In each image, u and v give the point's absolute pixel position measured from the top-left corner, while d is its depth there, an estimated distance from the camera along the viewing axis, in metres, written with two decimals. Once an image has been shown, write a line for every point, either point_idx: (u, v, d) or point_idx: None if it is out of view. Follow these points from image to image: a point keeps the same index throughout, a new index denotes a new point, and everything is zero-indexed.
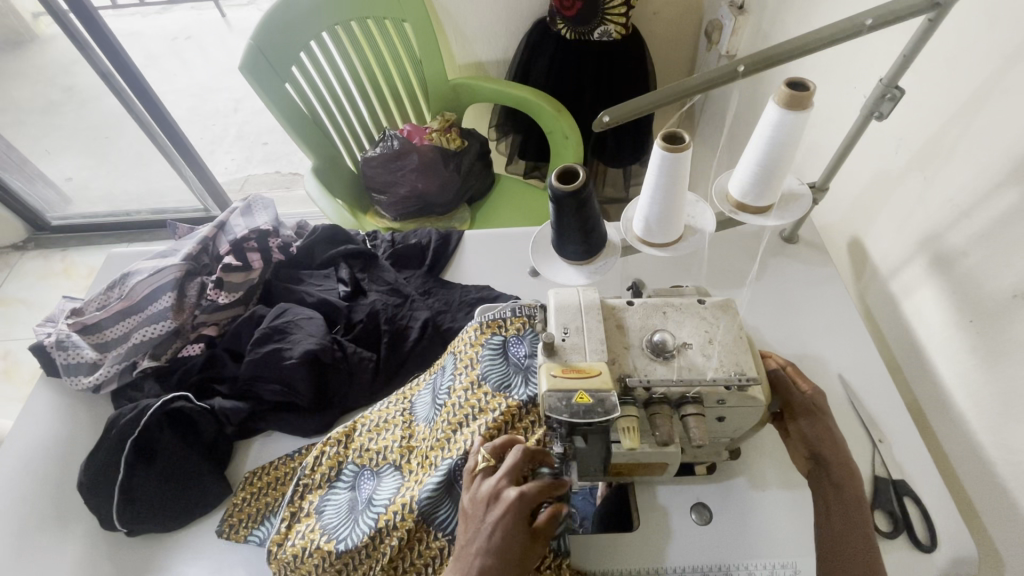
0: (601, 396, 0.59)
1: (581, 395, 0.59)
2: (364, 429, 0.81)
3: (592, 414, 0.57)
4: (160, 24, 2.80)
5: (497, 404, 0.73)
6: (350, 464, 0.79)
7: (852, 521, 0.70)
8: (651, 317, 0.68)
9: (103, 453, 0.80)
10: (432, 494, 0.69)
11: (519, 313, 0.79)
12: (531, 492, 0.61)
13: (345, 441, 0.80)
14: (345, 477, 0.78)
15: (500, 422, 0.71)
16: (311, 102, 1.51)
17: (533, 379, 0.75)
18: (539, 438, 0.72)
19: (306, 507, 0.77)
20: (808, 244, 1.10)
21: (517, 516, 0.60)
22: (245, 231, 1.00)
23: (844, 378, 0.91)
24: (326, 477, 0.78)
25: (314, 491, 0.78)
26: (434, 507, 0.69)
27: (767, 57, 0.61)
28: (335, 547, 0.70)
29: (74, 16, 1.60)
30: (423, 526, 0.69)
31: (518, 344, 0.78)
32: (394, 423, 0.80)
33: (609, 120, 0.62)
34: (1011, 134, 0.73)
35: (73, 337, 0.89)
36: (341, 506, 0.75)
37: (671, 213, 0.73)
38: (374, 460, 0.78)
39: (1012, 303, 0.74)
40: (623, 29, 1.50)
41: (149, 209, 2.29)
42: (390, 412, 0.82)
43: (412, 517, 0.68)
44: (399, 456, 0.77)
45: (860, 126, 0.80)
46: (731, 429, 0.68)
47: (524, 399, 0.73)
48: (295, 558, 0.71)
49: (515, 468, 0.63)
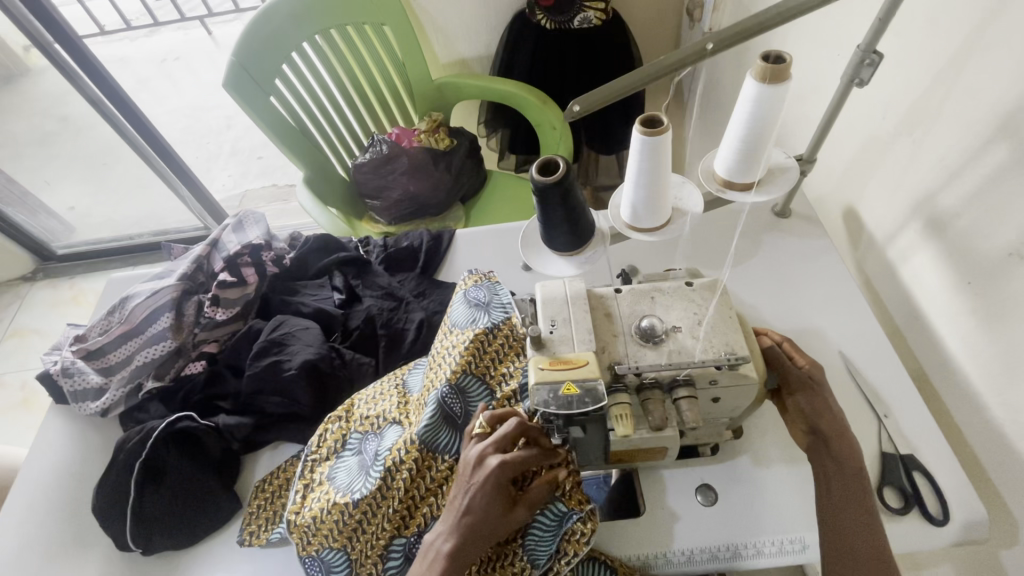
0: (589, 386, 0.57)
1: (568, 386, 0.57)
2: (363, 401, 0.79)
3: (580, 405, 0.56)
4: (148, 49, 2.91)
5: (466, 335, 0.75)
6: (354, 432, 0.76)
7: (849, 493, 0.70)
8: (639, 303, 0.66)
9: (113, 477, 0.80)
10: (429, 422, 0.69)
11: (474, 272, 0.85)
12: (512, 461, 0.62)
13: (346, 415, 0.78)
14: (350, 445, 0.75)
15: (471, 349, 0.74)
16: (297, 112, 1.51)
17: (494, 311, 0.78)
18: (523, 369, 0.74)
19: (318, 477, 0.73)
20: (803, 217, 1.08)
21: (497, 482, 0.61)
22: (237, 246, 1.00)
23: (845, 352, 0.89)
24: (332, 449, 0.75)
25: (324, 463, 0.75)
26: (434, 434, 0.69)
27: (734, 34, 0.61)
28: (350, 498, 0.67)
29: (59, 47, 1.64)
30: (428, 455, 0.69)
31: (476, 291, 0.82)
32: (389, 394, 0.79)
33: (579, 110, 0.61)
34: (996, 89, 0.72)
35: (78, 363, 0.89)
36: (351, 467, 0.72)
37: (655, 200, 0.76)
38: (377, 424, 0.76)
39: (1007, 261, 0.74)
40: (602, 15, 1.49)
41: (150, 231, 2.32)
42: (385, 386, 0.80)
43: (416, 447, 0.68)
44: (399, 413, 0.75)
45: (842, 94, 0.79)
46: (730, 407, 0.67)
47: (489, 325, 0.76)
48: (313, 520, 0.68)
49: (506, 438, 0.64)
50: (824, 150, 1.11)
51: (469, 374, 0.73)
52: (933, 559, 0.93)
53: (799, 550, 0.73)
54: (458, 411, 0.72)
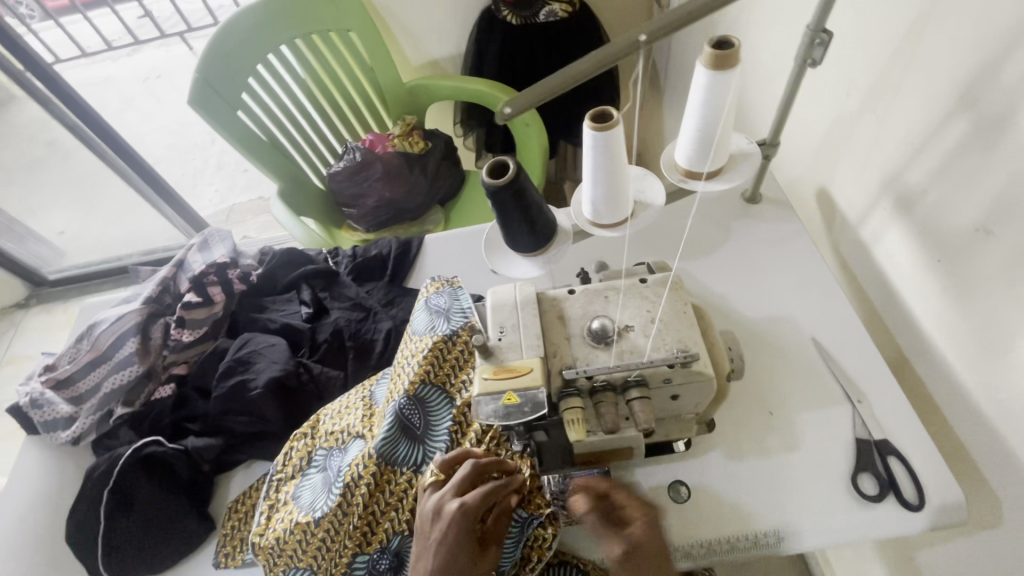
0: (530, 393, 0.56)
1: (510, 396, 0.57)
2: (329, 416, 0.78)
3: (519, 415, 0.55)
4: (131, 67, 2.92)
5: (425, 343, 0.75)
6: (319, 449, 0.75)
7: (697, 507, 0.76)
8: (591, 303, 0.65)
9: (85, 505, 0.79)
10: (387, 434, 0.68)
11: (437, 278, 0.84)
12: (473, 502, 0.60)
13: (312, 431, 0.77)
14: (315, 462, 0.75)
15: (430, 357, 0.73)
16: (266, 125, 1.50)
17: (454, 317, 0.78)
18: (472, 376, 0.72)
19: (283, 497, 0.73)
20: (773, 201, 1.06)
21: (461, 529, 0.59)
22: (202, 266, 1.00)
23: (817, 337, 0.87)
24: (297, 467, 0.74)
25: (289, 482, 0.74)
26: (392, 446, 0.68)
27: (666, 23, 0.59)
28: (312, 517, 0.67)
29: (30, 74, 1.63)
30: (387, 468, 0.68)
31: (437, 298, 0.81)
32: (354, 407, 0.77)
33: (512, 112, 0.63)
34: (953, 61, 0.70)
35: (47, 395, 0.88)
36: (315, 486, 0.72)
37: (614, 195, 0.75)
38: (341, 439, 0.75)
39: (975, 237, 0.72)
40: (567, 7, 1.49)
41: (138, 251, 2.31)
42: (351, 399, 0.79)
43: (373, 461, 0.67)
44: (362, 426, 0.74)
45: (796, 76, 0.77)
46: (691, 404, 0.66)
47: (448, 332, 0.75)
48: (277, 541, 0.68)
49: (463, 481, 0.61)
50: (793, 132, 1.09)
51: (428, 384, 0.72)
52: (921, 541, 0.92)
53: (774, 543, 0.72)
54: (417, 422, 0.71)
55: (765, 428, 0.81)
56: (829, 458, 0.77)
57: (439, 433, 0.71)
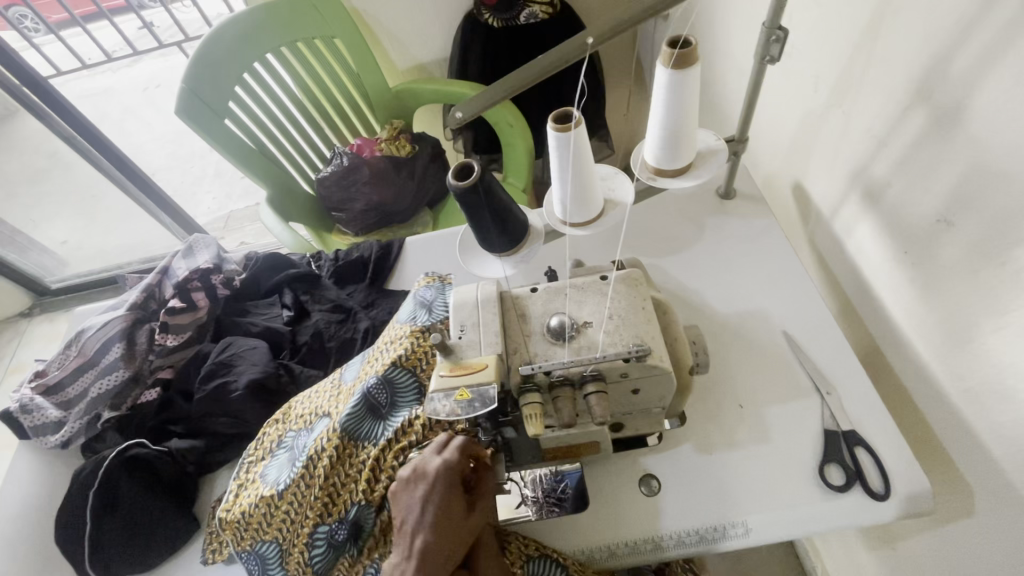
0: (481, 389, 0.57)
1: (462, 392, 0.58)
2: (302, 401, 0.80)
3: (472, 408, 0.57)
4: (131, 77, 2.96)
5: (404, 330, 0.77)
6: (290, 431, 0.77)
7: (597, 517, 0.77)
8: (552, 301, 0.67)
9: (72, 505, 0.82)
10: (352, 411, 0.71)
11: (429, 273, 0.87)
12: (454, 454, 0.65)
13: (284, 416, 0.79)
14: (285, 443, 0.76)
15: (405, 343, 0.76)
16: (252, 132, 1.52)
17: (436, 310, 0.79)
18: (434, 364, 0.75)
19: (253, 476, 0.75)
20: (748, 197, 1.07)
21: (446, 479, 0.63)
22: (186, 271, 1.04)
23: (788, 331, 0.88)
24: (269, 448, 0.77)
25: (259, 462, 0.76)
26: (357, 423, 0.71)
27: (614, 24, 0.60)
28: (276, 490, 0.70)
29: (27, 89, 1.66)
30: (350, 443, 0.71)
31: (426, 292, 0.82)
32: (326, 390, 0.79)
33: (461, 116, 0.68)
34: (908, 55, 0.71)
35: (37, 400, 0.90)
36: (282, 463, 0.74)
37: (583, 194, 0.75)
38: (310, 420, 0.76)
39: (935, 227, 0.73)
40: (548, 8, 1.51)
41: (138, 259, 2.35)
42: (325, 382, 0.81)
43: (337, 435, 0.70)
44: (332, 405, 0.75)
45: (758, 72, 0.77)
46: (655, 398, 0.67)
47: (426, 325, 0.77)
48: (243, 515, 0.71)
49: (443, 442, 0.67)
50: (770, 127, 1.10)
51: (398, 367, 0.74)
52: (905, 532, 0.91)
53: (742, 533, 0.73)
54: (384, 401, 0.73)
55: (735, 420, 0.82)
56: (797, 449, 0.77)
57: (402, 411, 0.73)
